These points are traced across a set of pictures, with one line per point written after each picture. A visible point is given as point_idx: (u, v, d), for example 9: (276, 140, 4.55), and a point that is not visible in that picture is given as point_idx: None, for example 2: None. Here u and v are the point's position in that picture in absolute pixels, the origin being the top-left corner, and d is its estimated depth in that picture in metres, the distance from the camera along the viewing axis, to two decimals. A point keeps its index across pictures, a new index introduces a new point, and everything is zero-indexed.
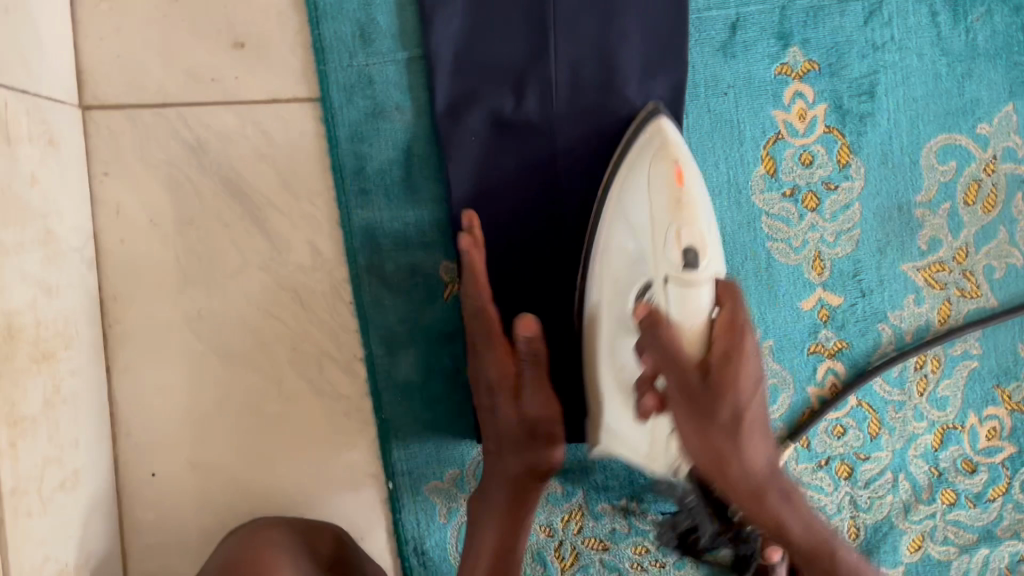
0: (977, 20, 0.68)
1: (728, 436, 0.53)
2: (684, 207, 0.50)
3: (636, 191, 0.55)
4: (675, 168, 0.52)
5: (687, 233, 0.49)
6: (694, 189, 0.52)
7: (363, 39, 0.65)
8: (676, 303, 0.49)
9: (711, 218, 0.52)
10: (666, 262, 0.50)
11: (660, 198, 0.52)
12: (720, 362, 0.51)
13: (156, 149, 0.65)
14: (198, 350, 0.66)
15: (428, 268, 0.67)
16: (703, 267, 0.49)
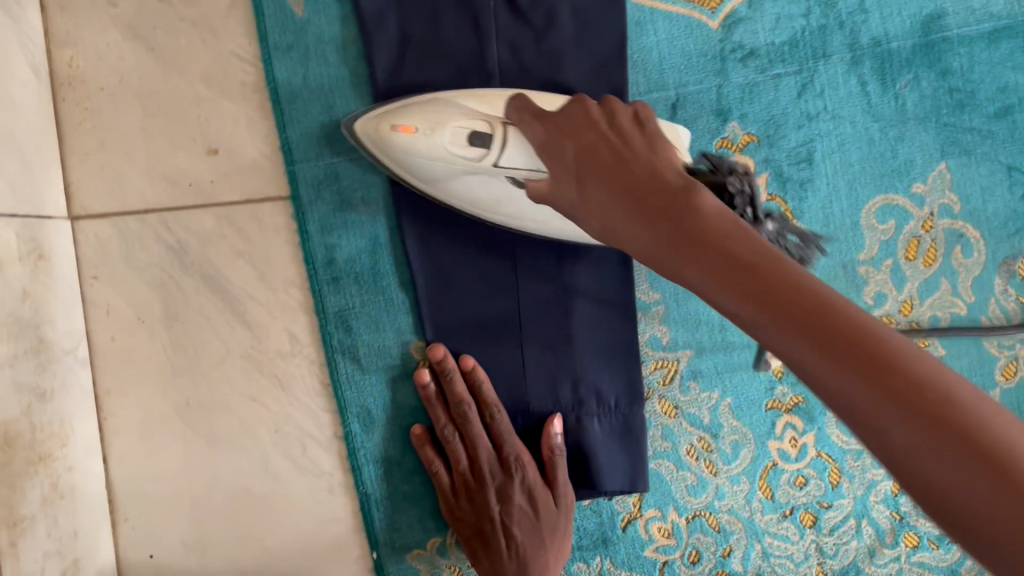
0: (905, 86, 0.71)
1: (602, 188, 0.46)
2: (436, 127, 0.59)
3: (421, 165, 0.62)
4: (402, 130, 0.60)
5: (460, 142, 0.58)
6: (421, 115, 0.60)
7: (328, 139, 0.70)
8: (517, 160, 0.55)
9: (463, 102, 0.61)
10: (480, 159, 0.57)
11: (426, 144, 0.59)
12: (545, 146, 0.52)
13: (140, 252, 0.70)
14: (188, 437, 0.71)
15: (398, 347, 0.71)
16: (485, 129, 0.57)
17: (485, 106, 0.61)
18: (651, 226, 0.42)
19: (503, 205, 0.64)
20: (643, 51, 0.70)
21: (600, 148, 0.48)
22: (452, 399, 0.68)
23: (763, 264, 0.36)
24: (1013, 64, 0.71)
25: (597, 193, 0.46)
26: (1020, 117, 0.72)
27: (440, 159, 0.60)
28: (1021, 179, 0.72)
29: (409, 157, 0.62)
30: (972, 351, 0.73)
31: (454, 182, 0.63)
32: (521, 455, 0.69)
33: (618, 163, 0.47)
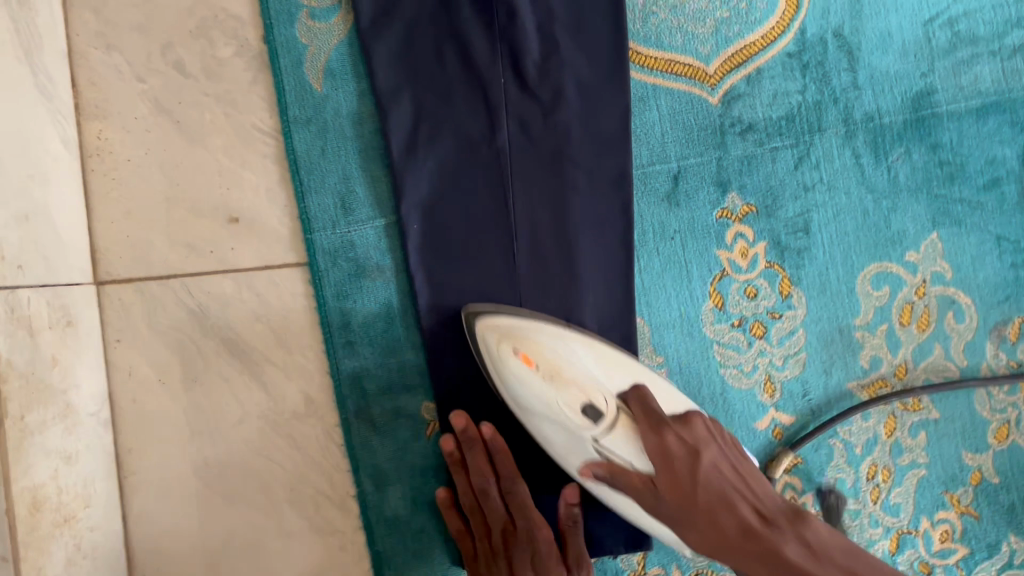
0: (897, 159, 0.75)
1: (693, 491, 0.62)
2: (557, 379, 0.66)
3: (519, 394, 0.67)
4: (520, 358, 0.66)
5: (572, 400, 0.65)
6: (544, 356, 0.66)
7: (344, 208, 0.73)
8: (619, 447, 0.65)
9: (579, 349, 0.67)
10: (588, 432, 0.65)
11: (538, 386, 0.66)
12: (664, 454, 0.64)
13: (163, 316, 0.72)
14: (206, 495, 0.73)
15: (410, 409, 0.74)
16: (602, 407, 0.65)
17: (600, 362, 0.67)
18: (705, 537, 0.62)
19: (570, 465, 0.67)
20: (646, 126, 0.74)
21: (725, 507, 0.62)
22: (472, 468, 0.70)
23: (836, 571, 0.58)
24: (1000, 138, 0.75)
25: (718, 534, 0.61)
26: (1007, 189, 0.75)
27: (545, 397, 0.66)
28: (1010, 248, 0.75)
29: (511, 381, 0.66)
30: (965, 416, 0.75)
31: (536, 421, 0.67)
32: (534, 528, 0.70)
33: (731, 505, 0.62)
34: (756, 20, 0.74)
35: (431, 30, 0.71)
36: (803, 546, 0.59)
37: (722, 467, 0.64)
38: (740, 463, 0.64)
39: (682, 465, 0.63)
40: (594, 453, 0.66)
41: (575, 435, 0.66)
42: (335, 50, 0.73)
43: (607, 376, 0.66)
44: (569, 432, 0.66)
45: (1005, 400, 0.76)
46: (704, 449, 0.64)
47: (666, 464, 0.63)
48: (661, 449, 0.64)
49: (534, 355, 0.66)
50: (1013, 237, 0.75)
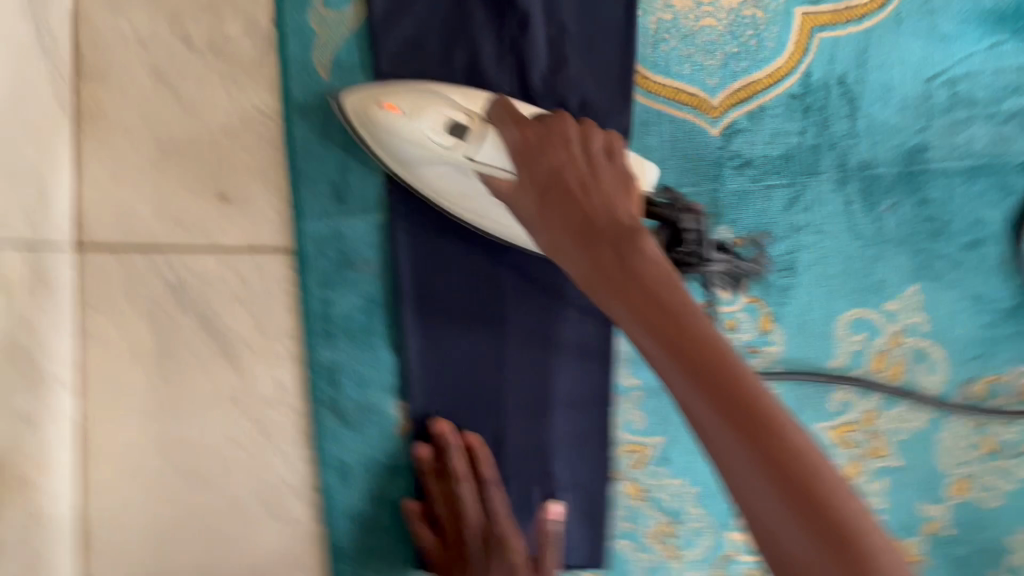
0: (887, 209, 0.76)
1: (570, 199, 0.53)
2: (417, 113, 0.62)
3: (395, 147, 0.65)
4: (386, 109, 0.64)
5: (436, 126, 0.62)
6: (406, 97, 0.63)
7: (337, 199, 0.72)
8: (488, 154, 0.61)
9: (448, 92, 0.64)
10: (456, 150, 0.62)
11: (407, 128, 0.63)
12: (520, 149, 0.57)
13: (141, 287, 0.71)
14: (165, 473, 0.72)
15: (382, 406, 0.73)
16: (464, 121, 0.62)
17: (469, 99, 0.64)
18: (592, 259, 0.50)
19: (466, 203, 0.68)
20: (646, 150, 0.74)
21: (587, 214, 0.52)
22: (447, 471, 0.71)
23: (677, 304, 0.46)
24: (987, 200, 0.76)
25: (567, 246, 0.52)
26: (988, 250, 0.77)
27: (414, 138, 0.63)
28: (985, 307, 0.77)
29: (384, 135, 0.65)
30: (927, 467, 0.77)
31: (426, 171, 0.67)
32: (508, 533, 0.69)
33: (591, 228, 0.52)
34: (765, 58, 0.75)
35: (442, 33, 0.71)
36: (639, 285, 0.47)
37: (569, 177, 0.54)
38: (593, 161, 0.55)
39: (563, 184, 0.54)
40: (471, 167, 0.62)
41: (451, 158, 0.63)
42: (344, 41, 0.73)
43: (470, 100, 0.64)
44: (450, 163, 0.64)
45: (967, 455, 0.77)
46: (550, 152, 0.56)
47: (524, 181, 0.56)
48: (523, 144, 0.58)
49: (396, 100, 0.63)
50: (989, 297, 0.77)
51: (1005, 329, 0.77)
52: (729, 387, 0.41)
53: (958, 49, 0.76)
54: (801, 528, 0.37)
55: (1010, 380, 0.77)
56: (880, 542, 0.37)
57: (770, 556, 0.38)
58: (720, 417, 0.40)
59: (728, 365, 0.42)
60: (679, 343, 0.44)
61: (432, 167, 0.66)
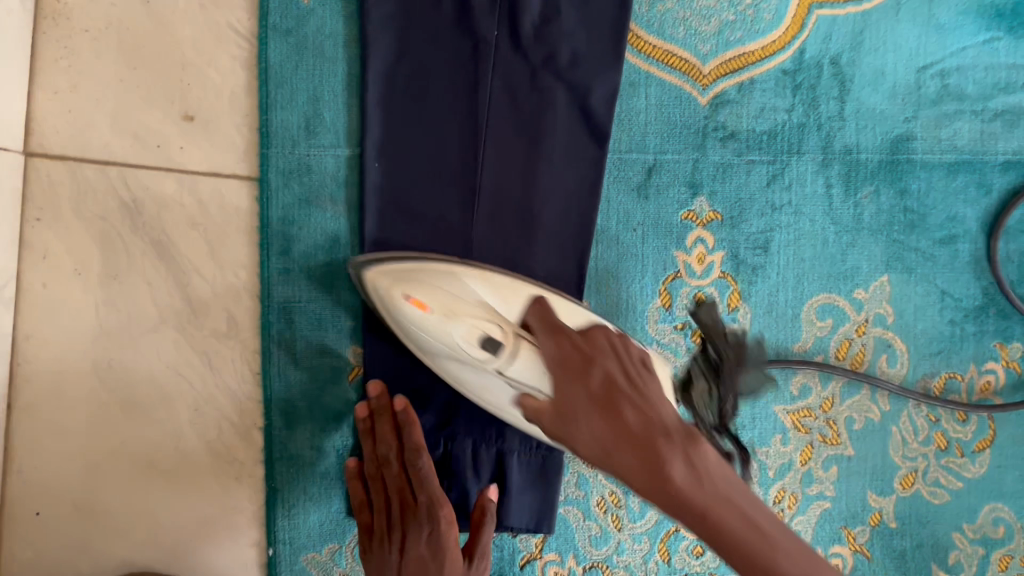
0: (866, 196, 0.75)
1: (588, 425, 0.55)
2: (449, 316, 0.60)
3: (419, 340, 0.63)
4: (412, 306, 0.62)
5: (466, 334, 0.60)
6: (435, 295, 0.61)
7: (308, 131, 0.69)
8: (526, 376, 0.59)
9: (472, 283, 0.62)
10: (489, 364, 0.60)
11: (436, 326, 0.61)
12: (560, 365, 0.58)
13: (92, 203, 0.68)
14: (102, 399, 0.69)
15: (336, 350, 0.71)
16: (498, 335, 0.60)
17: (495, 294, 0.62)
18: (604, 435, 0.54)
19: (488, 400, 0.63)
20: (631, 112, 0.72)
21: (611, 411, 0.54)
22: (378, 436, 0.68)
23: (728, 518, 0.49)
24: (965, 197, 0.76)
25: (591, 423, 0.55)
26: (961, 247, 0.76)
27: (443, 338, 0.61)
28: (952, 304, 0.76)
29: (410, 327, 0.63)
30: (878, 458, 0.77)
31: (452, 368, 0.63)
32: (436, 503, 0.67)
33: (653, 454, 0.52)
34: (759, 30, 0.73)
35: None
36: (704, 509, 0.50)
37: (634, 423, 0.53)
38: (640, 384, 0.56)
39: (567, 377, 0.57)
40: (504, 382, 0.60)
41: (483, 368, 0.60)
42: None
43: (501, 302, 0.61)
44: (481, 375, 0.61)
45: (918, 449, 0.77)
46: (601, 366, 0.57)
47: (575, 410, 0.56)
48: (556, 359, 0.58)
49: (425, 297, 0.61)
50: (957, 295, 0.76)
51: (968, 328, 0.77)
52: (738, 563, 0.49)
53: (953, 42, 0.75)
54: None
55: (968, 378, 0.77)
56: None
57: None
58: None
59: (732, 506, 0.50)
60: (705, 501, 0.50)
61: (458, 365, 0.62)
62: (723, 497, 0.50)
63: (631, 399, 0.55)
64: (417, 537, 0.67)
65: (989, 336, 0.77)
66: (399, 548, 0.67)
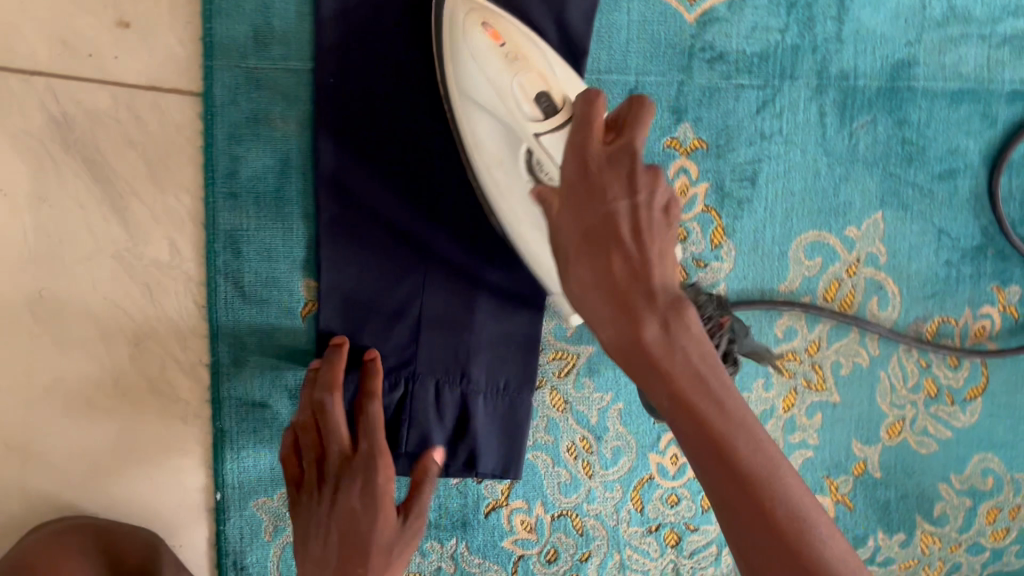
0: (862, 126, 0.70)
1: (574, 230, 0.44)
2: (516, 63, 0.55)
3: (459, 79, 0.56)
4: (484, 32, 0.55)
5: (529, 86, 0.54)
6: (513, 36, 0.55)
7: (256, 41, 0.63)
8: (555, 148, 0.53)
9: (551, 60, 0.56)
10: (529, 123, 0.54)
11: (495, 65, 0.55)
12: (576, 170, 0.44)
13: (17, 117, 0.61)
14: (34, 333, 0.63)
15: (288, 283, 0.66)
16: (556, 99, 0.54)
17: (565, 76, 0.56)
18: (593, 267, 0.43)
19: (494, 174, 0.58)
20: (611, 27, 0.66)
21: (605, 227, 0.43)
22: (323, 382, 0.62)
23: (696, 394, 0.39)
24: (968, 128, 0.71)
25: (579, 246, 0.44)
26: (961, 183, 0.71)
27: (495, 82, 0.55)
28: (949, 244, 0.72)
29: (460, 57, 0.56)
30: (864, 404, 0.73)
31: (472, 123, 0.57)
32: (377, 454, 0.62)
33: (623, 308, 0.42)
34: None
35: None
36: (660, 374, 0.40)
37: (620, 273, 0.42)
38: (648, 231, 0.43)
39: (570, 176, 0.44)
40: (530, 147, 0.55)
41: (518, 129, 0.55)
42: None
43: (568, 81, 0.56)
44: (510, 137, 0.56)
45: (907, 397, 0.73)
46: (607, 196, 0.43)
47: (560, 211, 0.45)
48: (579, 144, 0.44)
49: (504, 32, 0.55)
50: (955, 235, 0.72)
51: (965, 270, 0.72)
52: (718, 453, 0.37)
53: None
54: None
55: (962, 323, 0.73)
56: None
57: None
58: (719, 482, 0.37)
59: (716, 393, 0.39)
60: (684, 372, 0.40)
61: (487, 116, 0.56)
62: (707, 385, 0.40)
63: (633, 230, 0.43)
64: (351, 489, 0.61)
65: (986, 278, 0.73)
66: (331, 499, 0.61)
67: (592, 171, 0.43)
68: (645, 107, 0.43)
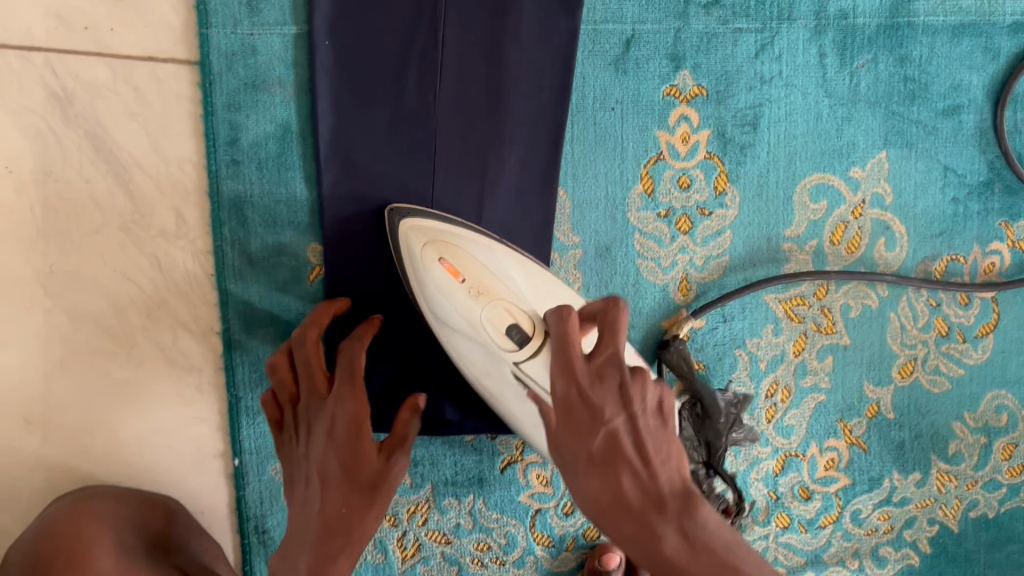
0: (862, 66, 0.69)
1: (586, 461, 0.46)
2: (481, 293, 0.55)
3: (431, 299, 0.57)
4: (446, 268, 0.56)
5: (498, 319, 0.54)
6: (472, 266, 0.56)
7: (250, 7, 0.63)
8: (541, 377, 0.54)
9: (508, 267, 0.57)
10: (507, 355, 0.55)
11: (462, 300, 0.55)
12: (565, 411, 0.46)
13: (18, 93, 0.61)
14: (47, 307, 0.64)
15: (294, 249, 0.66)
16: (527, 327, 0.54)
17: (529, 282, 0.57)
18: (608, 492, 0.46)
19: (487, 382, 0.58)
20: None
21: (614, 455, 0.46)
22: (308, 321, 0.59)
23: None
24: (970, 63, 0.70)
25: (588, 480, 0.46)
26: (966, 118, 0.71)
27: (465, 314, 0.55)
28: (955, 181, 0.71)
29: (427, 286, 0.57)
30: (875, 345, 0.73)
31: (454, 338, 0.58)
32: (347, 383, 0.54)
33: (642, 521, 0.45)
34: None
35: None
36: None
37: (633, 495, 0.46)
38: (649, 445, 0.46)
39: (570, 412, 0.46)
40: (515, 373, 0.55)
41: (497, 357, 0.55)
42: None
43: (534, 297, 0.56)
44: (492, 359, 0.56)
45: (917, 336, 0.73)
46: (607, 417, 0.46)
47: (568, 446, 0.47)
48: (568, 388, 0.46)
49: (460, 265, 0.56)
50: (961, 171, 0.71)
51: (972, 207, 0.72)
52: None
53: None
54: None
55: (971, 261, 0.73)
56: None
57: None
58: None
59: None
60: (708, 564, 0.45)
61: (468, 335, 0.56)
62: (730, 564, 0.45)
63: (635, 452, 0.46)
64: (322, 427, 0.54)
65: (994, 215, 0.72)
66: (306, 434, 0.55)
67: (585, 402, 0.46)
68: (621, 312, 0.47)
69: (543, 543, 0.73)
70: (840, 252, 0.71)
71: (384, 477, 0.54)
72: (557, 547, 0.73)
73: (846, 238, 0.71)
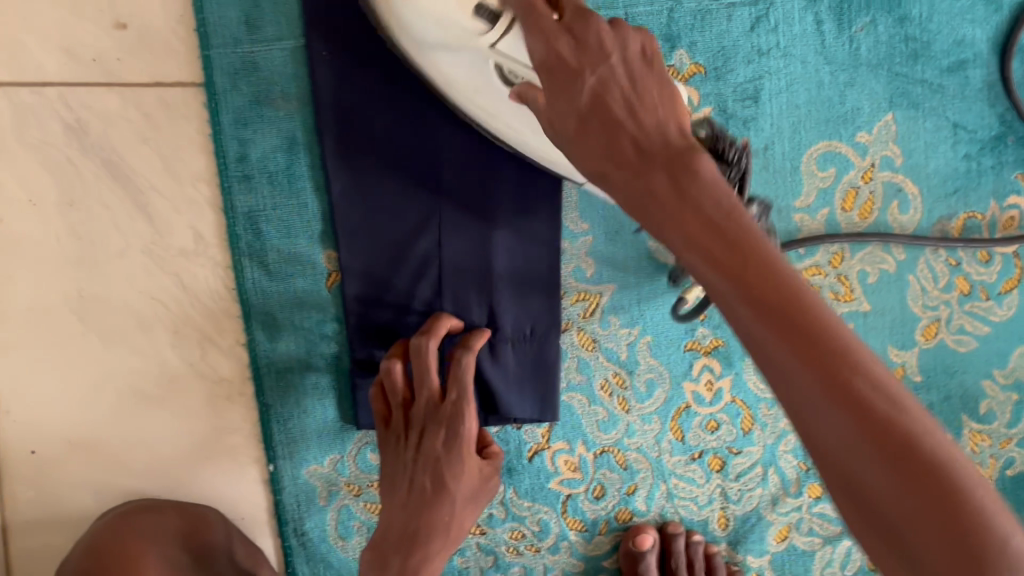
0: (861, 30, 0.68)
1: (574, 121, 0.41)
2: None
3: (401, 27, 0.53)
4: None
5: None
6: None
7: (248, 26, 0.64)
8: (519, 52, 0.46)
9: None
10: (479, 40, 0.48)
11: (428, 4, 0.48)
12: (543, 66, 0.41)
13: (35, 128, 0.64)
14: (80, 332, 0.67)
15: (310, 256, 0.68)
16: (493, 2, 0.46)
17: None
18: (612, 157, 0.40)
19: (476, 97, 0.56)
20: None
21: (598, 106, 0.40)
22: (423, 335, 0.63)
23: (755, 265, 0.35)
24: (971, 17, 0.69)
25: (587, 145, 0.41)
26: (972, 74, 0.70)
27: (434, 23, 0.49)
28: (966, 137, 0.70)
29: (398, 15, 0.51)
30: (896, 309, 0.72)
31: (433, 57, 0.54)
32: (465, 402, 0.62)
33: (643, 177, 0.39)
34: None
35: None
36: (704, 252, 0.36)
37: (630, 151, 0.40)
38: (639, 91, 0.41)
39: (547, 68, 0.41)
40: (498, 61, 0.48)
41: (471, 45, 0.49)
42: None
43: None
44: (473, 58, 0.50)
45: (939, 296, 0.72)
46: (579, 71, 0.41)
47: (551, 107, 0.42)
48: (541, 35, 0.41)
49: None
50: (971, 126, 0.70)
51: (985, 162, 0.71)
52: (775, 300, 0.34)
53: None
54: (870, 452, 0.31)
55: (989, 216, 0.72)
56: (967, 472, 0.31)
57: (830, 463, 0.33)
58: (782, 343, 0.33)
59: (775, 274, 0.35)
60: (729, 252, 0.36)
61: (448, 51, 0.52)
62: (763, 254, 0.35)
63: (622, 97, 0.40)
64: (436, 440, 0.62)
65: (1008, 168, 0.71)
66: (416, 444, 0.62)
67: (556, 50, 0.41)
68: None
69: (576, 528, 0.74)
70: (852, 216, 0.71)
71: (478, 492, 0.64)
72: (591, 531, 0.74)
73: (857, 204, 0.70)
